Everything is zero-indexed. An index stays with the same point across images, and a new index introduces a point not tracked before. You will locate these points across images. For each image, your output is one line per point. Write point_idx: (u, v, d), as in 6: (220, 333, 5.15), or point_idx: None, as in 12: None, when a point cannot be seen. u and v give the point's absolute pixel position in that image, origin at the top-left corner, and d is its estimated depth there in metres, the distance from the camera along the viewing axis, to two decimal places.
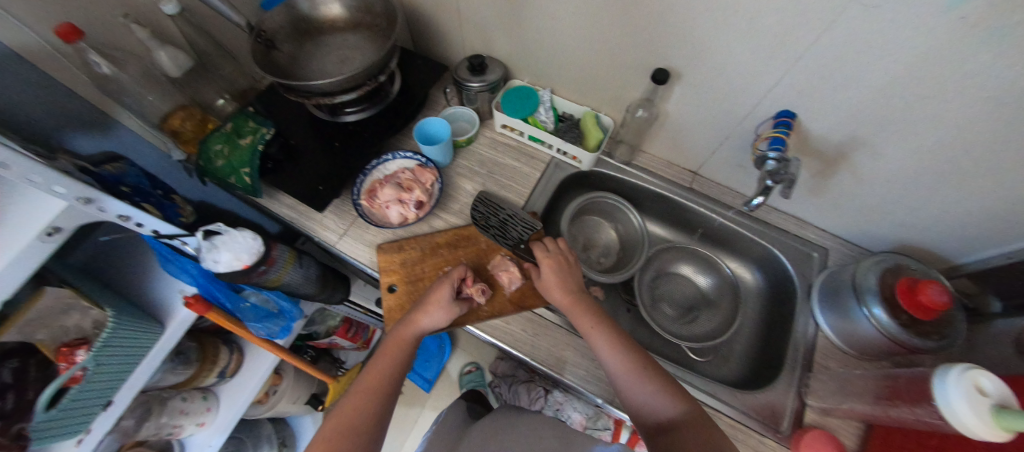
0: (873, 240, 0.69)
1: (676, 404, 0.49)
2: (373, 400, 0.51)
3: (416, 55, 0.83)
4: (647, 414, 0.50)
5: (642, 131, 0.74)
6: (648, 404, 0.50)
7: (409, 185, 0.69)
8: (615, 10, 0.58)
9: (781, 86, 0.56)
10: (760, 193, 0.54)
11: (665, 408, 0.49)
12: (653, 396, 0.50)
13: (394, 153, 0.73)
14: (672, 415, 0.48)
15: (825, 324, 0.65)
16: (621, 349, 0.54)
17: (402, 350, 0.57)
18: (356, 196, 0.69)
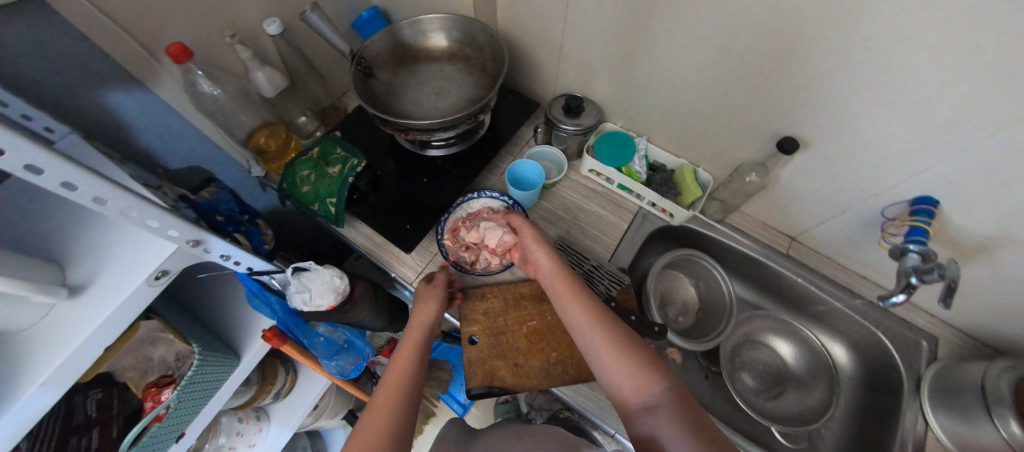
0: (994, 338, 0.63)
1: (656, 388, 0.42)
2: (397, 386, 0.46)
3: (504, 89, 0.81)
4: (629, 401, 0.44)
5: (744, 191, 0.69)
6: (630, 387, 0.44)
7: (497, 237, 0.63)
8: (748, 73, 0.54)
9: (932, 173, 0.50)
10: (902, 290, 0.51)
11: (640, 393, 0.43)
12: (632, 378, 0.44)
13: (479, 191, 0.69)
14: (657, 402, 0.41)
15: (936, 424, 0.58)
16: (605, 328, 0.48)
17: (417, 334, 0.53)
18: (440, 235, 0.66)
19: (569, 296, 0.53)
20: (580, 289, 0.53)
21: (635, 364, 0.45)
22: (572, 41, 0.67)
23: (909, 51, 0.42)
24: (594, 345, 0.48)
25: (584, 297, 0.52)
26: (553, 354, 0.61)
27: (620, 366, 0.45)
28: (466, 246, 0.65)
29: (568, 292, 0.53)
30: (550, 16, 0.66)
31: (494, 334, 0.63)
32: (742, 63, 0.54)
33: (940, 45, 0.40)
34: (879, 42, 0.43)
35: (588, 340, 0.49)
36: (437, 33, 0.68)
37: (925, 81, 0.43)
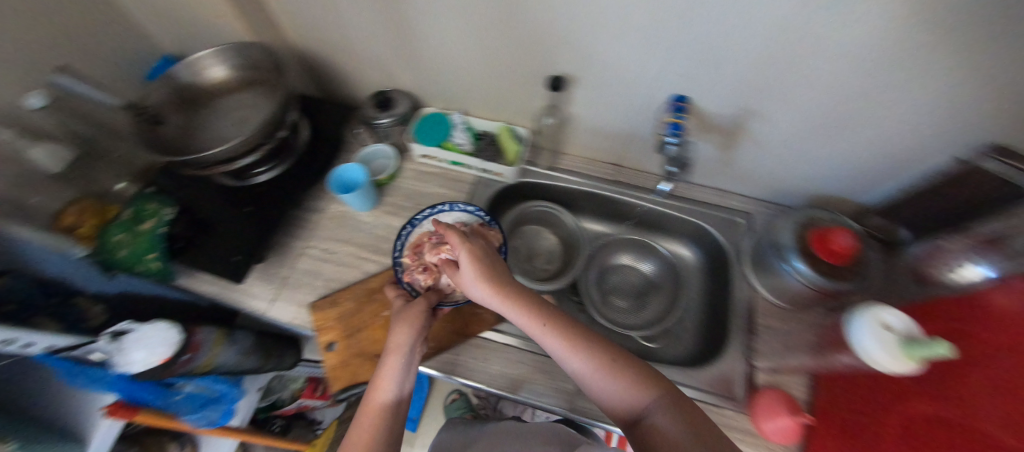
0: (788, 198, 0.74)
1: (643, 394, 0.43)
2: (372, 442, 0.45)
3: (319, 101, 0.82)
4: (614, 407, 0.44)
5: (557, 135, 0.75)
6: (614, 393, 0.44)
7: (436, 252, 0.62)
8: (497, 28, 0.59)
9: (667, 74, 0.58)
10: None
11: (636, 397, 0.43)
12: (636, 380, 0.44)
13: (450, 203, 0.69)
14: (647, 405, 0.41)
15: (758, 283, 0.68)
16: (567, 335, 0.48)
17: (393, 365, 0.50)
18: (399, 251, 0.66)
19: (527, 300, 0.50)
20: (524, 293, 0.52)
21: (629, 368, 0.45)
22: (356, 41, 0.70)
23: None
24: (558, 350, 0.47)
25: (535, 302, 0.51)
26: None
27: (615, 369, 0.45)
28: (424, 265, 0.63)
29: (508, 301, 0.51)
30: (325, 23, 0.68)
31: (350, 334, 0.64)
32: (490, 21, 0.59)
33: None
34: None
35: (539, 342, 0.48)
36: (214, 64, 0.69)
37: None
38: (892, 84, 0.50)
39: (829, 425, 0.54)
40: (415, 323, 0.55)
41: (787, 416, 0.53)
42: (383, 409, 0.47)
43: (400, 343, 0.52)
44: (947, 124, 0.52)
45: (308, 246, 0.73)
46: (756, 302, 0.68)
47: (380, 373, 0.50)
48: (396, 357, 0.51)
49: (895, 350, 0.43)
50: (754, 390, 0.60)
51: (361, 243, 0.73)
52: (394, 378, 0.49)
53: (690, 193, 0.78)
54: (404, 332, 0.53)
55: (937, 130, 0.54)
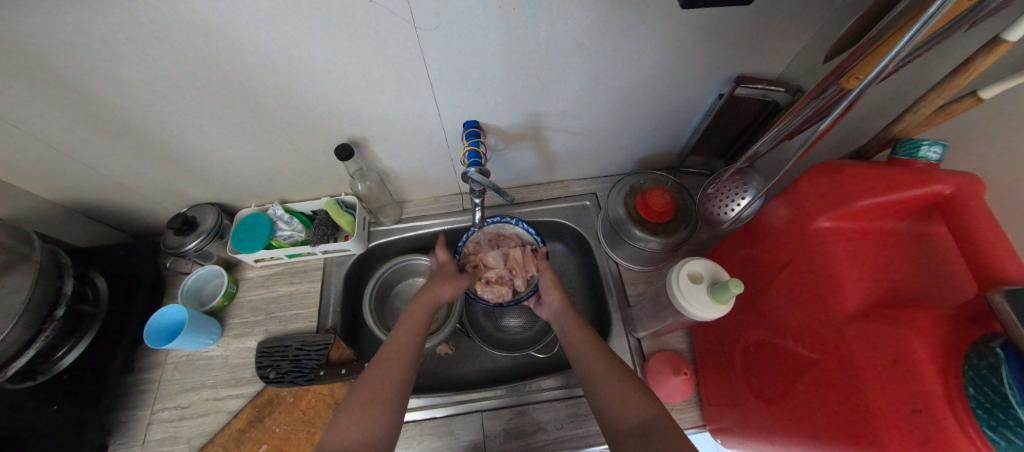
0: (619, 167, 0.78)
1: (644, 405, 0.42)
2: (374, 429, 0.42)
3: (115, 247, 0.71)
4: (617, 426, 0.42)
5: (385, 191, 0.73)
6: (615, 413, 0.42)
7: (514, 267, 0.66)
8: (255, 116, 0.55)
9: (444, 107, 0.58)
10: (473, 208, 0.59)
11: (640, 410, 0.41)
12: (620, 402, 0.43)
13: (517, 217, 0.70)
14: (644, 414, 0.41)
15: (619, 257, 0.70)
16: (603, 353, 0.49)
17: (395, 367, 0.48)
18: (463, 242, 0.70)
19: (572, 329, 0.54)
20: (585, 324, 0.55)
21: (633, 386, 0.44)
22: (122, 174, 0.63)
23: (304, 50, 0.47)
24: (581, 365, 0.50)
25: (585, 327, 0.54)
26: None
27: (615, 383, 0.45)
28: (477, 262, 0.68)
29: (574, 325, 0.55)
30: (72, 170, 0.60)
31: None
32: (244, 113, 0.55)
33: (309, 36, 0.45)
34: (286, 49, 0.46)
35: (599, 369, 0.47)
36: None
37: (346, 60, 0.49)
38: (628, 58, 0.54)
39: (710, 368, 0.57)
40: (409, 330, 0.52)
41: (670, 378, 0.56)
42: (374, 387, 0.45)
43: (402, 344, 0.51)
44: (689, 73, 0.58)
45: (155, 411, 0.63)
46: (623, 274, 0.70)
47: (371, 373, 0.47)
48: (404, 346, 0.50)
49: (706, 300, 0.46)
50: (644, 359, 0.63)
51: (216, 382, 0.65)
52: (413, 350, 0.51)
53: (538, 194, 0.79)
54: (449, 289, 0.60)
55: (688, 80, 0.59)
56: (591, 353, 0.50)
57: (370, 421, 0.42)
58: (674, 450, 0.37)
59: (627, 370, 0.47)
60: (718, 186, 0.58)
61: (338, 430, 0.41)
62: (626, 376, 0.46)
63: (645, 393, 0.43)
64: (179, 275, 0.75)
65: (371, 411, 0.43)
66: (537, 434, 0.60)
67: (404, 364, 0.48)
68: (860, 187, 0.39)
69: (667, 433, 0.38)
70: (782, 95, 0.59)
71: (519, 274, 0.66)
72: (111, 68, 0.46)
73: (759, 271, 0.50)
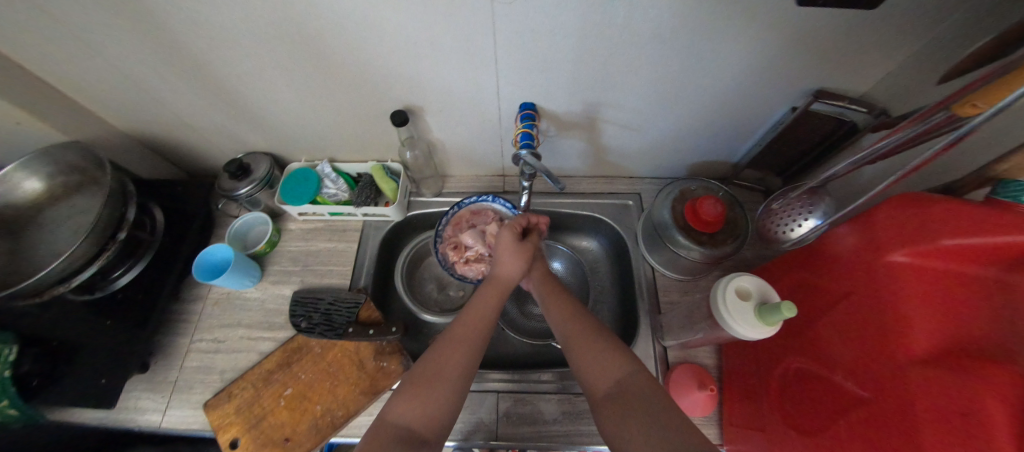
0: (669, 170, 0.75)
1: (620, 365, 0.43)
2: (436, 409, 0.43)
3: (173, 182, 0.75)
4: (593, 385, 0.43)
5: (430, 163, 0.73)
6: (592, 373, 0.44)
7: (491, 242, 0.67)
8: (320, 71, 0.56)
9: (504, 85, 0.57)
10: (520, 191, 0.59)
11: (616, 370, 0.43)
12: (596, 361, 0.44)
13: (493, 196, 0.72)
14: (619, 374, 0.43)
15: (656, 262, 0.68)
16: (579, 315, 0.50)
17: (461, 353, 0.47)
18: (443, 224, 0.71)
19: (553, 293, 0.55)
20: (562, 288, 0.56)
21: (607, 346, 0.45)
22: (189, 114, 0.65)
23: (380, 11, 0.46)
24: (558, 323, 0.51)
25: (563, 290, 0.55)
26: (319, 406, 0.60)
27: (590, 343, 0.46)
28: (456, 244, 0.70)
29: (550, 288, 0.56)
30: (146, 104, 0.63)
31: (252, 423, 0.59)
32: (310, 68, 0.56)
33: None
34: (360, 8, 0.46)
35: (576, 328, 0.48)
36: (26, 178, 0.62)
37: (420, 26, 0.48)
38: (705, 56, 0.51)
39: (738, 388, 0.55)
40: (485, 309, 0.52)
41: (694, 392, 0.55)
42: (450, 364, 0.46)
43: (472, 326, 0.50)
44: (765, 79, 0.54)
45: (194, 340, 0.68)
46: (657, 281, 0.68)
47: (439, 355, 0.47)
48: (474, 324, 0.50)
49: (753, 320, 0.44)
50: (668, 368, 0.61)
51: (251, 322, 0.68)
52: (483, 328, 0.50)
53: (580, 186, 0.78)
54: (513, 266, 0.56)
55: (763, 88, 0.56)
56: (569, 314, 0.51)
57: (432, 403, 0.43)
58: (648, 407, 0.38)
59: (602, 330, 0.48)
60: (784, 202, 0.54)
61: (404, 403, 0.43)
62: (600, 335, 0.47)
63: (620, 354, 0.45)
64: (227, 217, 0.79)
65: (434, 391, 0.44)
66: (549, 423, 0.60)
67: (471, 352, 0.47)
68: (949, 225, 0.36)
69: (643, 393, 0.40)
70: (864, 116, 0.54)
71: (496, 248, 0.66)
72: (194, 8, 0.47)
73: (812, 298, 0.47)
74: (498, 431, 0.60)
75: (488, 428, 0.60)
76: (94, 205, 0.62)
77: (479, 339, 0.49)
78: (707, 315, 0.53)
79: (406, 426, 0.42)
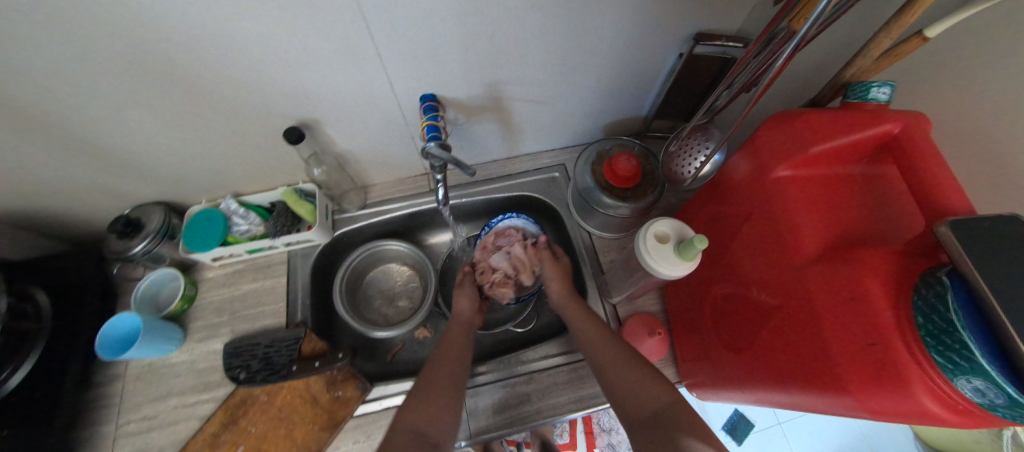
0: (588, 135, 0.77)
1: (658, 391, 0.42)
2: (442, 411, 0.47)
3: (53, 256, 0.66)
4: (630, 412, 0.42)
5: (345, 176, 0.69)
6: (632, 398, 0.42)
7: (517, 265, 0.66)
8: (188, 101, 0.51)
9: (397, 80, 0.55)
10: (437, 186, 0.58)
11: (652, 397, 0.41)
12: (637, 386, 0.43)
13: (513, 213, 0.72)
14: (659, 404, 0.41)
15: (591, 227, 0.70)
16: (614, 345, 0.49)
17: (450, 359, 0.53)
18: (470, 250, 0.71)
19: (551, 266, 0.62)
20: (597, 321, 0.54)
21: (648, 373, 0.44)
22: (44, 177, 0.56)
23: (231, 24, 0.42)
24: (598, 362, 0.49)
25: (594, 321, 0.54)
26: None
27: (632, 373, 0.45)
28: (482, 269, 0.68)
29: (588, 324, 0.54)
30: None
31: None
32: (175, 99, 0.50)
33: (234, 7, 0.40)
34: (210, 23, 0.42)
35: (614, 360, 0.47)
36: None
37: (283, 33, 0.44)
38: (585, 20, 0.52)
39: (682, 325, 0.58)
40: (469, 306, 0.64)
41: (644, 339, 0.58)
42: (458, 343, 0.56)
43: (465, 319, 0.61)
44: (649, 30, 0.56)
45: (120, 424, 0.60)
46: (596, 244, 0.70)
47: (430, 367, 0.52)
48: (462, 317, 0.61)
49: (671, 257, 0.46)
50: (620, 324, 0.64)
51: (183, 388, 0.62)
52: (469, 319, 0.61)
53: (507, 169, 0.78)
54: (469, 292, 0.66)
55: (649, 40, 0.58)
56: (605, 347, 0.49)
57: (436, 404, 0.47)
58: (691, 431, 0.37)
59: (643, 362, 0.46)
60: (680, 143, 0.59)
61: (407, 411, 0.46)
62: (639, 365, 0.45)
63: (663, 381, 0.43)
64: (131, 281, 0.70)
65: (433, 398, 0.48)
66: (520, 406, 0.60)
67: (458, 360, 0.53)
68: (815, 132, 0.39)
69: (682, 422, 0.38)
70: (741, 51, 0.58)
71: (522, 272, 0.66)
72: (0, 53, 0.40)
73: (723, 226, 0.50)
74: (472, 428, 0.59)
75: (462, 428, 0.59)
76: None
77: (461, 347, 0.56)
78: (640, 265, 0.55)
79: (418, 432, 0.44)
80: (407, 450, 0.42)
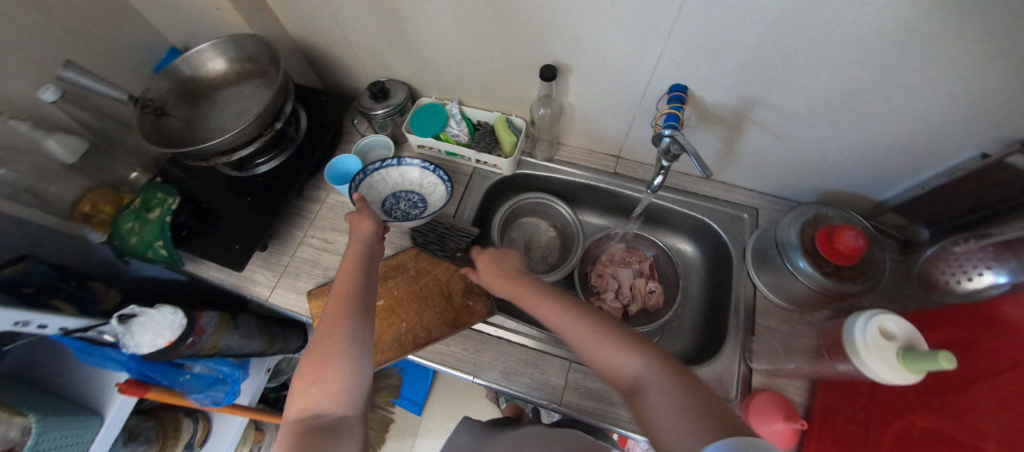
0: (800, 193, 0.71)
1: (632, 356, 0.41)
2: (334, 386, 0.43)
3: (318, 91, 0.82)
4: (615, 378, 0.42)
5: (554, 126, 0.74)
6: (604, 364, 0.42)
7: (636, 292, 0.73)
8: (489, 13, 0.57)
9: (667, 62, 0.55)
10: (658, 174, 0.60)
11: (627, 362, 0.40)
12: (607, 355, 0.42)
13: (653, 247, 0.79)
14: (641, 365, 0.40)
15: (761, 283, 0.65)
16: (584, 316, 0.46)
17: (337, 328, 0.46)
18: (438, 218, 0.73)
19: (551, 291, 0.51)
20: (563, 297, 0.49)
21: (620, 338, 0.43)
22: (351, 31, 0.69)
23: None
24: (570, 334, 0.45)
25: (558, 292, 0.50)
26: (404, 324, 0.64)
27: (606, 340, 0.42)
28: (604, 272, 0.76)
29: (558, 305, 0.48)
30: (319, 13, 0.67)
31: None
32: (481, 7, 0.56)
33: None
34: None
35: (575, 329, 0.45)
36: (213, 57, 0.69)
37: None
38: (901, 76, 0.47)
39: (833, 433, 0.52)
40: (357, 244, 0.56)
41: (780, 422, 0.52)
42: (340, 290, 0.50)
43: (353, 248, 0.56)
44: (968, 116, 0.48)
45: (307, 235, 0.74)
46: (759, 301, 0.65)
47: (323, 332, 0.46)
48: (351, 259, 0.54)
49: (893, 361, 0.41)
50: (750, 390, 0.59)
51: None
52: (358, 260, 0.54)
53: (694, 186, 0.75)
54: (370, 224, 0.58)
55: (959, 124, 0.50)
56: (567, 321, 0.46)
57: (328, 376, 0.43)
58: (675, 401, 0.35)
59: (620, 328, 0.44)
60: (968, 247, 0.49)
61: (304, 395, 0.43)
62: (615, 329, 0.44)
63: (641, 345, 0.42)
64: (353, 134, 0.85)
65: (328, 367, 0.44)
66: (615, 406, 0.60)
67: (352, 336, 0.46)
68: None
69: (670, 380, 0.37)
70: None
71: (637, 301, 0.73)
72: None
73: (970, 362, 0.43)
74: (563, 397, 0.61)
75: (554, 392, 0.61)
76: (262, 96, 0.69)
77: (346, 323, 0.46)
78: (822, 346, 0.50)
79: (317, 412, 0.42)
80: (305, 437, 0.40)
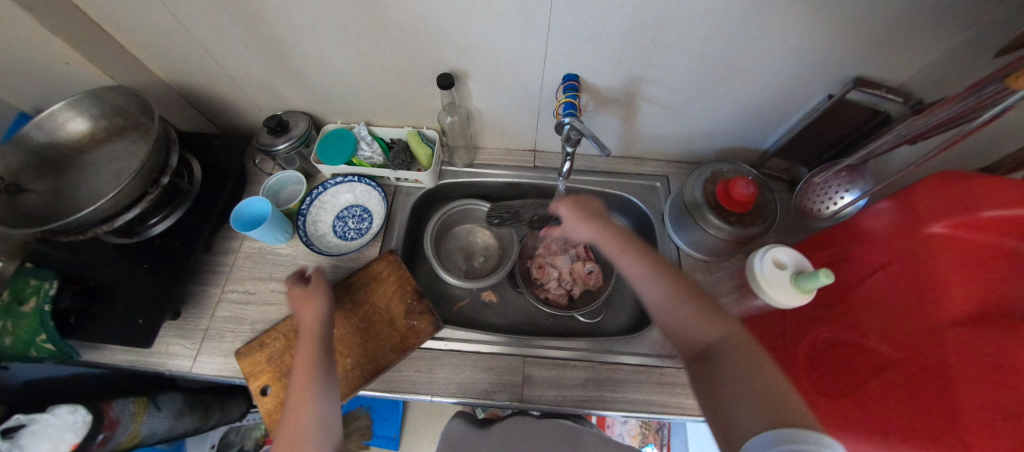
0: (700, 154, 0.77)
1: (711, 327, 0.43)
2: (313, 424, 0.46)
3: (211, 136, 0.76)
4: (684, 345, 0.44)
5: (466, 132, 0.74)
6: (683, 331, 0.44)
7: (576, 276, 0.76)
8: (370, 31, 0.56)
9: (552, 55, 0.58)
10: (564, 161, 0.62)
11: (711, 330, 0.43)
12: (687, 321, 0.44)
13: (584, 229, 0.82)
14: (711, 338, 0.42)
15: (681, 243, 0.70)
16: (664, 280, 0.48)
17: (310, 372, 0.50)
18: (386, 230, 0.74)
19: (625, 256, 0.53)
20: (654, 261, 0.51)
21: (702, 307, 0.45)
22: (232, 68, 0.65)
23: None
24: (650, 294, 0.48)
25: (638, 256, 0.52)
26: (348, 360, 0.60)
27: (691, 308, 0.45)
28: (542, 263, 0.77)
29: (646, 270, 0.50)
30: (190, 54, 0.63)
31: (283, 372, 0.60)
32: (361, 26, 0.55)
33: None
34: None
35: (662, 294, 0.47)
36: (71, 117, 0.62)
37: None
38: (749, 39, 0.52)
39: None
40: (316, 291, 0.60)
41: None
42: (306, 340, 0.54)
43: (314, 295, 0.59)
44: (809, 64, 0.55)
45: (225, 291, 0.69)
46: (683, 259, 0.71)
47: (296, 381, 0.50)
48: (311, 308, 0.58)
49: (788, 286, 0.46)
50: None
51: (282, 277, 0.69)
52: (318, 307, 0.58)
53: (609, 166, 0.80)
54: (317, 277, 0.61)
55: (805, 73, 0.57)
56: (651, 287, 0.48)
57: (303, 417, 0.47)
58: (745, 373, 0.38)
59: (692, 294, 0.46)
60: (825, 176, 0.57)
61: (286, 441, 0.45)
62: (693, 298, 0.45)
63: (719, 313, 0.44)
64: (261, 174, 0.80)
65: (302, 412, 0.47)
66: (574, 389, 0.61)
67: (319, 375, 0.50)
68: (995, 200, 0.36)
69: (739, 356, 0.39)
70: (898, 107, 0.55)
71: (579, 284, 0.76)
72: None
73: (846, 274, 0.49)
74: (523, 393, 0.61)
75: (514, 390, 0.62)
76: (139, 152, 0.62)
77: (315, 365, 0.51)
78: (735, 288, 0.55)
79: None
80: None
